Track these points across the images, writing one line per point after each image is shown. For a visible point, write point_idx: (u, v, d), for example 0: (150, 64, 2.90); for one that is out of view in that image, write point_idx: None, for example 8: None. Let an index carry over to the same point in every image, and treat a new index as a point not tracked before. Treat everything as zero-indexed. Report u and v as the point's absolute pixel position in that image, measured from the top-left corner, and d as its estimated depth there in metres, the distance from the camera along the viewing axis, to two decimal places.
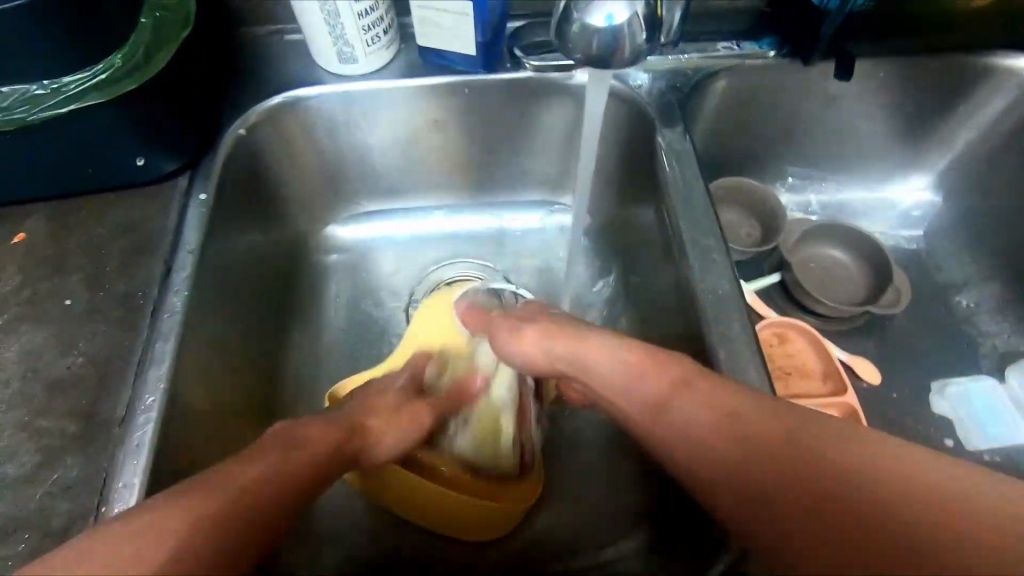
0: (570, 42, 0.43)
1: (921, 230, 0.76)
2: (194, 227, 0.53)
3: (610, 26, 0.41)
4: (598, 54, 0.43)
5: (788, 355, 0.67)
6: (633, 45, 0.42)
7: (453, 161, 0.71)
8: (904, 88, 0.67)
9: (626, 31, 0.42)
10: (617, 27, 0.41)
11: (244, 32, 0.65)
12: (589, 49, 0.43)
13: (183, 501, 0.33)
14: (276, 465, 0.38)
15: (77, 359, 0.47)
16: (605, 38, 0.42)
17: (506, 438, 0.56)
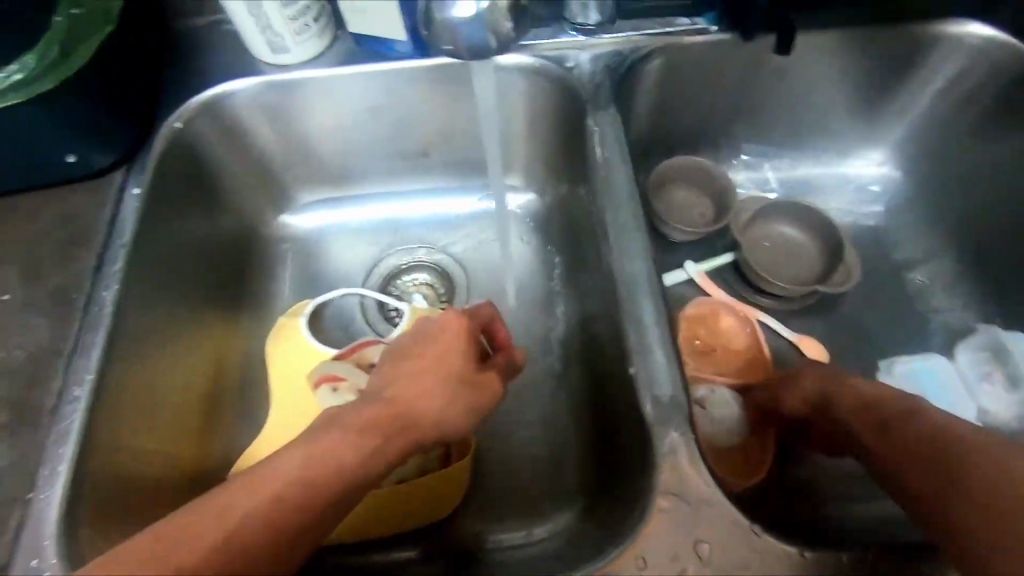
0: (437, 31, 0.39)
1: (880, 206, 0.74)
2: (129, 221, 0.55)
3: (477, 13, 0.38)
4: (469, 47, 0.39)
5: (718, 334, 0.67)
6: (498, 35, 0.39)
7: (397, 146, 0.71)
8: (851, 61, 0.66)
9: (490, 21, 0.38)
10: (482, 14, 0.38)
11: (183, 24, 0.65)
12: (456, 42, 0.39)
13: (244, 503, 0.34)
14: (336, 448, 0.38)
15: (12, 352, 0.49)
16: (472, 29, 0.38)
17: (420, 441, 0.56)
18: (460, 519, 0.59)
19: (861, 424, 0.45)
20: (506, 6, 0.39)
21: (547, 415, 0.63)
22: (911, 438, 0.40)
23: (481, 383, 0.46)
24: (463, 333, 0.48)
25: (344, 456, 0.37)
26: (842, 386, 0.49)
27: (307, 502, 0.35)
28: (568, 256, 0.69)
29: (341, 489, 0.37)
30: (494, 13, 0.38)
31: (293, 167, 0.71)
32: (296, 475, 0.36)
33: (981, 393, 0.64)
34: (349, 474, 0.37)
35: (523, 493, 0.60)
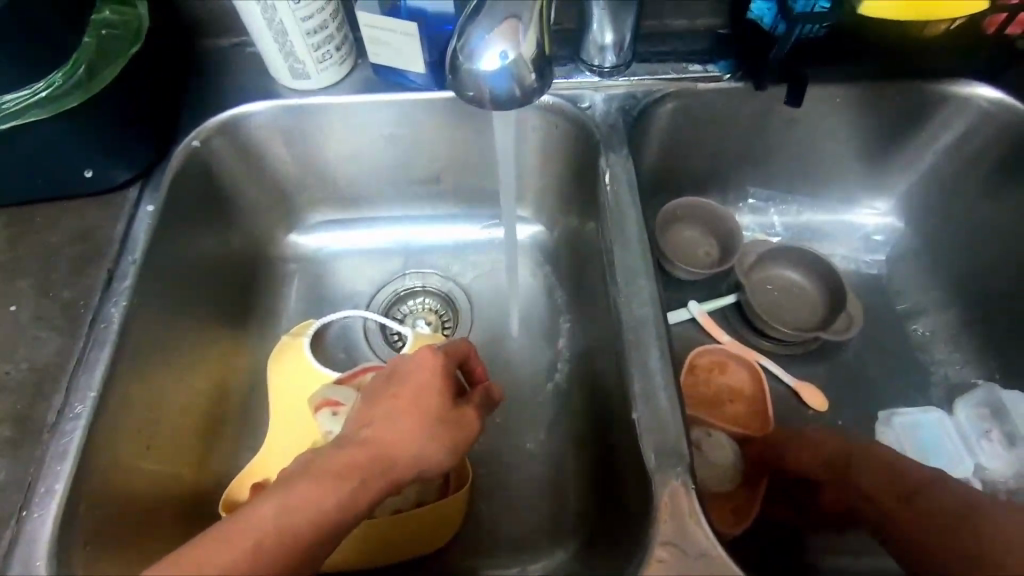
0: (462, 79, 0.40)
1: (883, 255, 0.75)
2: (141, 238, 0.55)
3: (505, 64, 0.39)
4: (493, 96, 0.40)
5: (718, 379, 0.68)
6: (523, 87, 0.40)
7: (408, 173, 0.72)
8: (860, 114, 0.67)
9: (515, 72, 0.39)
10: (510, 65, 0.39)
11: (205, 44, 0.67)
12: (480, 92, 0.40)
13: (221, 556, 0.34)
14: (318, 494, 0.37)
15: (17, 365, 0.49)
16: (499, 79, 0.39)
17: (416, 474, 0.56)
18: (455, 553, 0.59)
19: (874, 488, 0.51)
20: (532, 59, 0.40)
21: (546, 450, 0.63)
22: (932, 509, 0.47)
23: (458, 420, 0.45)
24: (439, 370, 0.47)
25: (322, 504, 0.37)
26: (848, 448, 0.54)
27: (283, 554, 0.35)
28: (573, 291, 0.70)
29: (320, 537, 0.36)
30: (520, 65, 0.39)
31: (306, 189, 0.71)
32: (276, 524, 0.35)
33: (979, 450, 0.64)
34: (328, 521, 0.37)
35: (519, 527, 0.60)
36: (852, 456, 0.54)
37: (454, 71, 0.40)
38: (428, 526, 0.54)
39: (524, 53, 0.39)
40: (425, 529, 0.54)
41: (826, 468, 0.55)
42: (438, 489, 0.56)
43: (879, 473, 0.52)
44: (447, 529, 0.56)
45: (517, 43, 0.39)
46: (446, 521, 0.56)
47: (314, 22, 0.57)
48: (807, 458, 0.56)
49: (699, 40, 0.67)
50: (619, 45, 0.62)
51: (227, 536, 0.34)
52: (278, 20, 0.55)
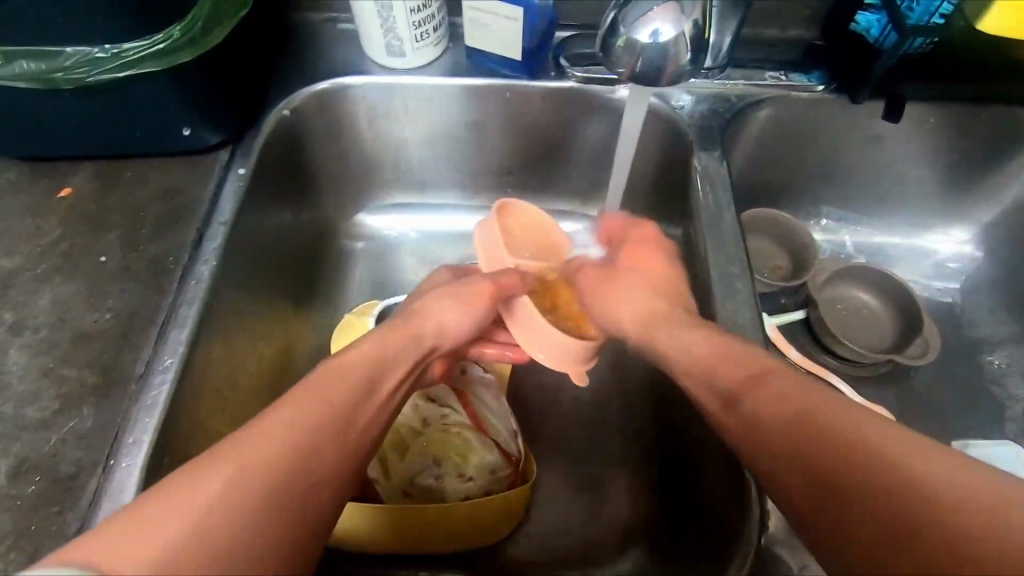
0: (615, 56, 0.41)
1: (958, 284, 0.74)
2: (230, 198, 0.54)
3: (656, 43, 0.40)
4: (644, 70, 0.41)
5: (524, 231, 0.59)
6: (675, 63, 0.40)
7: (484, 162, 0.71)
8: (954, 136, 0.66)
9: (672, 50, 0.40)
10: (663, 45, 0.40)
11: (300, 16, 0.67)
12: (633, 66, 0.41)
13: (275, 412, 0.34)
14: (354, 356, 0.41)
15: (103, 314, 0.49)
16: (654, 55, 0.40)
17: (478, 457, 0.56)
18: (505, 545, 0.57)
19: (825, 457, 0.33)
20: (690, 38, 0.40)
21: (609, 452, 0.62)
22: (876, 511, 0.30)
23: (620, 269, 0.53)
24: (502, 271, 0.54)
25: (369, 375, 0.41)
26: (779, 387, 0.37)
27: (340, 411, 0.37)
28: None
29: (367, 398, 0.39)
30: (676, 40, 0.40)
31: (381, 169, 0.71)
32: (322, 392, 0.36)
33: None
34: (371, 388, 0.40)
35: (578, 525, 0.58)
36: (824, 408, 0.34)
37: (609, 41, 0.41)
38: (494, 514, 0.52)
39: (682, 34, 0.39)
40: (489, 518, 0.52)
41: (795, 411, 0.35)
42: (506, 479, 0.55)
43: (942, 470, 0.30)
44: (506, 522, 0.54)
45: (676, 21, 0.39)
46: (508, 514, 0.53)
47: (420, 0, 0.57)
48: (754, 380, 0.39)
49: (792, 50, 0.66)
50: (717, 48, 0.62)
51: (293, 405, 0.35)
52: None
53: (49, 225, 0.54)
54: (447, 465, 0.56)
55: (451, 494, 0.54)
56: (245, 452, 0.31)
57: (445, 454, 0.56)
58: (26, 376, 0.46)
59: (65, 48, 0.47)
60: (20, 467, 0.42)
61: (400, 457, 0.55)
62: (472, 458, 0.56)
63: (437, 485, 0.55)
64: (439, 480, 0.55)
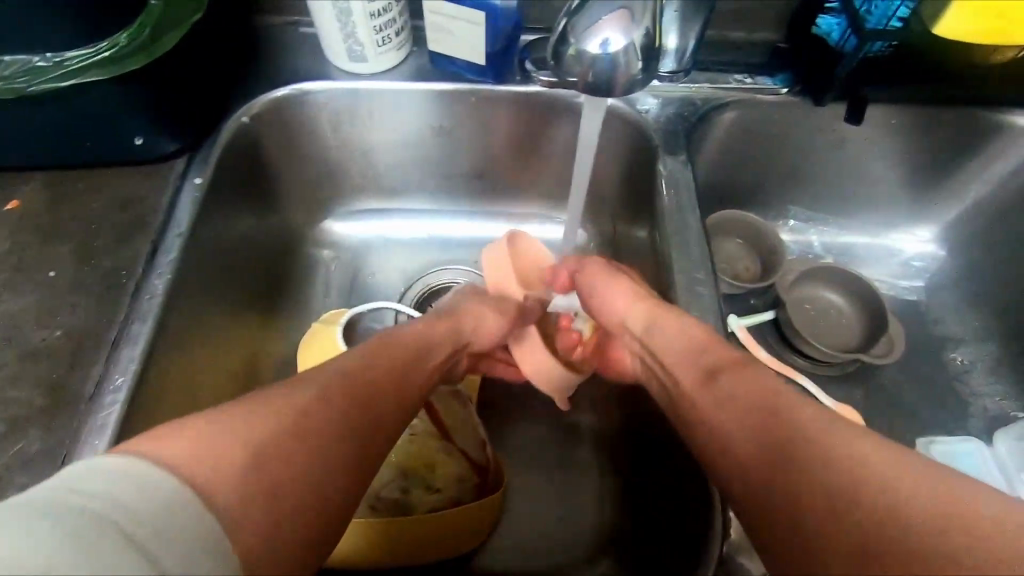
0: (566, 64, 0.40)
1: (922, 282, 0.75)
2: (187, 209, 0.53)
3: (607, 53, 0.39)
4: (596, 81, 0.40)
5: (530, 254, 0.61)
6: (627, 74, 0.39)
7: (452, 166, 0.71)
8: (915, 138, 0.67)
9: (624, 59, 0.39)
10: (613, 54, 0.39)
11: (261, 20, 0.65)
12: (585, 76, 0.40)
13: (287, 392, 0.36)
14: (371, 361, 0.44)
15: (53, 331, 0.47)
16: (607, 64, 0.39)
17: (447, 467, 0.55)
18: (477, 556, 0.57)
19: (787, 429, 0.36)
20: (642, 47, 0.39)
21: (581, 458, 0.62)
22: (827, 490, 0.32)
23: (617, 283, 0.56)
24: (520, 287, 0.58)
25: (403, 360, 0.47)
26: (759, 375, 0.41)
27: (362, 391, 0.41)
28: None
29: (392, 383, 0.44)
30: (627, 50, 0.39)
31: (347, 175, 0.70)
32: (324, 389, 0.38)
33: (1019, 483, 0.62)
34: (400, 370, 0.45)
35: (551, 533, 0.58)
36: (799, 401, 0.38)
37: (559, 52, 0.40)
38: (459, 525, 0.50)
39: (633, 43, 0.38)
40: (455, 531, 0.50)
41: (768, 389, 0.39)
42: (474, 488, 0.54)
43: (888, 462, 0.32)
44: (475, 534, 0.53)
45: (628, 29, 0.38)
46: (477, 525, 0.52)
47: (380, 5, 0.56)
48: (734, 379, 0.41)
49: (756, 52, 0.67)
50: (682, 51, 0.62)
51: (329, 380, 0.39)
52: None
53: None
54: (416, 477, 0.55)
55: (420, 506, 0.54)
56: (262, 413, 0.34)
57: (415, 467, 0.55)
58: None
59: (5, 57, 0.46)
60: None
61: None
62: (442, 469, 0.55)
63: (406, 498, 0.54)
64: (410, 493, 0.54)
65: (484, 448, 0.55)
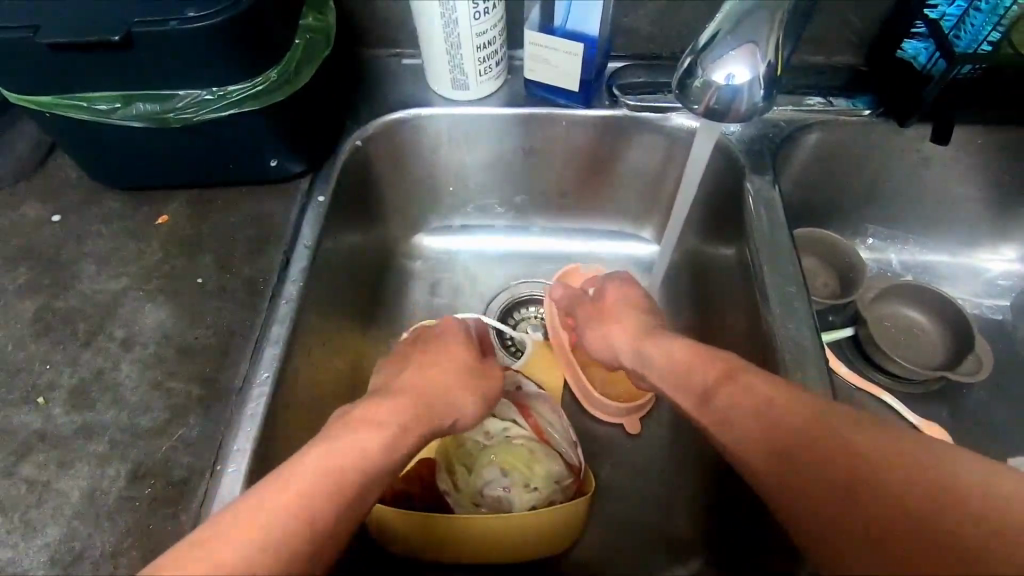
0: (693, 96, 0.47)
1: (1007, 301, 0.74)
2: (312, 222, 0.59)
3: (731, 84, 0.45)
4: (717, 108, 0.47)
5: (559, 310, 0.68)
6: (751, 101, 0.46)
7: (540, 186, 0.75)
8: (1002, 157, 0.67)
9: (746, 87, 0.45)
10: (737, 85, 0.45)
11: (368, 53, 0.72)
12: (710, 101, 0.46)
13: (232, 519, 0.34)
14: (324, 451, 0.39)
15: (203, 331, 0.53)
16: (729, 92, 0.46)
17: (542, 466, 0.58)
18: (570, 551, 0.60)
19: (857, 469, 0.38)
20: (764, 77, 0.45)
21: (665, 464, 0.64)
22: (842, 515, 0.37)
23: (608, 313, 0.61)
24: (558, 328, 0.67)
25: (376, 447, 0.41)
26: (752, 384, 0.44)
27: (336, 491, 0.37)
28: (692, 309, 0.71)
29: (365, 478, 0.40)
30: (751, 81, 0.45)
31: (441, 193, 0.75)
32: (305, 488, 0.37)
33: None
34: (370, 464, 0.40)
35: (639, 534, 0.61)
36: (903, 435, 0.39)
37: (691, 88, 0.47)
38: (560, 527, 0.54)
39: (757, 74, 0.45)
40: (554, 528, 0.53)
41: (762, 398, 0.43)
42: (571, 490, 0.57)
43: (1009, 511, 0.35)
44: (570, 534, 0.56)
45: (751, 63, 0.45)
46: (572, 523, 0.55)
47: (487, 38, 0.61)
48: (745, 394, 0.44)
49: (837, 76, 0.69)
50: None
51: (290, 485, 0.36)
52: (457, 35, 0.59)
53: (150, 249, 0.58)
54: (512, 478, 0.58)
55: (518, 503, 0.57)
56: (223, 548, 0.33)
57: (511, 463, 0.59)
58: (138, 387, 0.50)
59: (178, 91, 0.51)
60: (137, 471, 0.46)
61: (469, 472, 0.59)
62: (538, 468, 0.58)
63: (506, 496, 0.57)
64: (507, 493, 0.57)
65: (577, 450, 0.59)
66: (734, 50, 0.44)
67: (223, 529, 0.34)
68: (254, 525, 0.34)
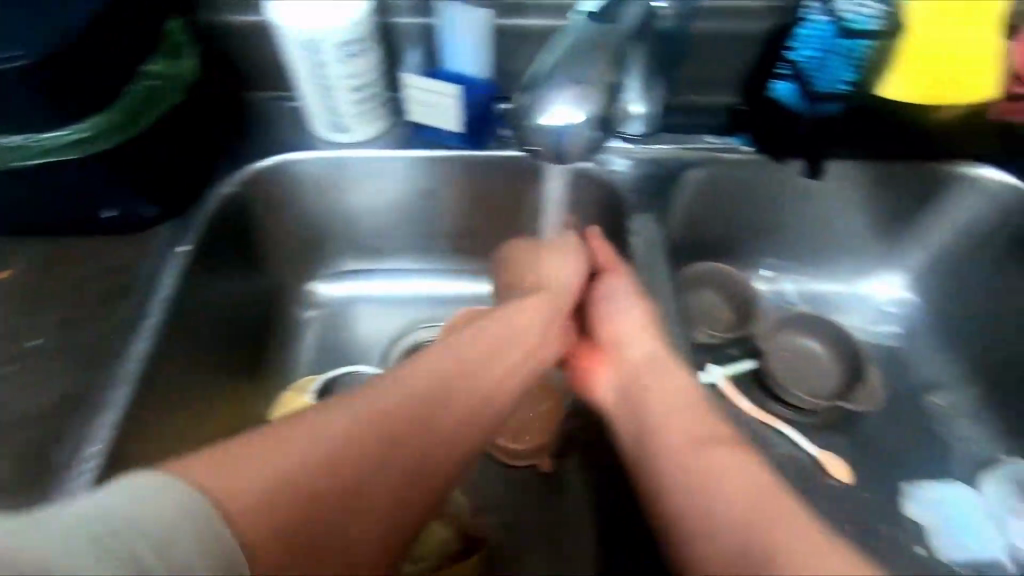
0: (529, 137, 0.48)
1: (901, 327, 0.75)
2: (173, 273, 0.55)
3: (563, 125, 0.46)
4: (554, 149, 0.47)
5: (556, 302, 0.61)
6: (583, 141, 0.46)
7: (437, 227, 0.73)
8: (876, 189, 0.70)
9: (575, 128, 0.46)
10: (569, 126, 0.46)
11: (250, 95, 0.68)
12: (544, 143, 0.47)
13: (243, 459, 0.35)
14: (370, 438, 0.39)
15: (36, 400, 0.48)
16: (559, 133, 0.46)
17: (435, 537, 0.55)
18: None
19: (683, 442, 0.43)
20: (593, 118, 0.46)
21: (565, 514, 0.60)
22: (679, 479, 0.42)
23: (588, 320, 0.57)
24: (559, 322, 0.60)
25: (412, 440, 0.41)
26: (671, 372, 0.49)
27: (335, 474, 0.37)
28: None
29: (372, 479, 0.39)
30: (580, 123, 0.46)
31: (333, 237, 0.72)
32: (332, 461, 0.37)
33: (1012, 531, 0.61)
34: (391, 458, 0.40)
35: None
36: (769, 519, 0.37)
37: (528, 129, 0.47)
38: None
39: (584, 115, 0.45)
40: None
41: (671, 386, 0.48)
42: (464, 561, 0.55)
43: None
44: None
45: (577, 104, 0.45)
46: None
47: (360, 80, 0.59)
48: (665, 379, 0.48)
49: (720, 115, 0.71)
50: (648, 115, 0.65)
51: (326, 442, 0.37)
52: (328, 78, 0.58)
53: None
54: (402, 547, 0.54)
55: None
56: (224, 469, 0.34)
57: None
58: None
59: None
60: None
61: None
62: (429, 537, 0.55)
63: None
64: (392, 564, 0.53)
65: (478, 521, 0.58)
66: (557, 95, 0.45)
67: (241, 447, 0.35)
68: (260, 477, 0.34)
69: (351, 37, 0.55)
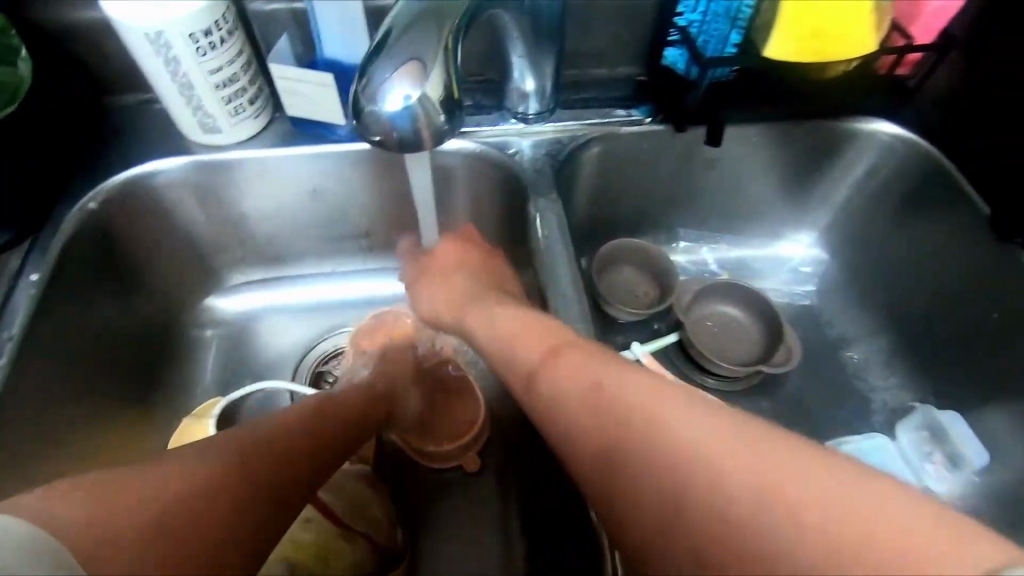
0: (368, 123, 0.41)
1: (813, 285, 0.77)
2: (22, 311, 0.51)
3: (404, 107, 0.40)
4: (400, 136, 0.42)
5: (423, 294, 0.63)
6: (430, 124, 0.41)
7: (338, 227, 0.68)
8: (779, 150, 0.69)
9: (418, 111, 0.41)
10: (411, 107, 0.40)
11: (113, 100, 0.62)
12: (386, 130, 0.41)
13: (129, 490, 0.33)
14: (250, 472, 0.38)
15: None
16: (399, 117, 0.41)
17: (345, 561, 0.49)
18: None
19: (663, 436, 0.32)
20: (436, 99, 0.41)
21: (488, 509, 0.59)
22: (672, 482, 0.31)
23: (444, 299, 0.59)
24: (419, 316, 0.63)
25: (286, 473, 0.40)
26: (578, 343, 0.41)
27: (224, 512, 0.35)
28: None
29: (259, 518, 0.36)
30: (422, 104, 0.41)
31: (225, 248, 0.67)
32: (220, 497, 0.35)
33: (926, 475, 0.63)
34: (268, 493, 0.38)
35: None
36: (625, 407, 0.34)
37: (362, 115, 0.40)
38: None
39: (426, 94, 0.40)
40: None
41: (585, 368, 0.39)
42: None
43: (746, 474, 0.29)
44: None
45: (418, 83, 0.40)
46: None
47: (223, 75, 0.54)
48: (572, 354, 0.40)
49: (621, 86, 0.69)
50: (542, 92, 0.63)
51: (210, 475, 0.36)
52: (184, 74, 0.52)
53: None
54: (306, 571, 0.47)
55: None
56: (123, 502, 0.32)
57: (305, 562, 0.47)
58: None
59: None
60: None
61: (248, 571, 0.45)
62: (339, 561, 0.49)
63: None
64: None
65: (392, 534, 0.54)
66: (395, 72, 0.39)
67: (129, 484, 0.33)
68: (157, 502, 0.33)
69: (200, 27, 0.50)
